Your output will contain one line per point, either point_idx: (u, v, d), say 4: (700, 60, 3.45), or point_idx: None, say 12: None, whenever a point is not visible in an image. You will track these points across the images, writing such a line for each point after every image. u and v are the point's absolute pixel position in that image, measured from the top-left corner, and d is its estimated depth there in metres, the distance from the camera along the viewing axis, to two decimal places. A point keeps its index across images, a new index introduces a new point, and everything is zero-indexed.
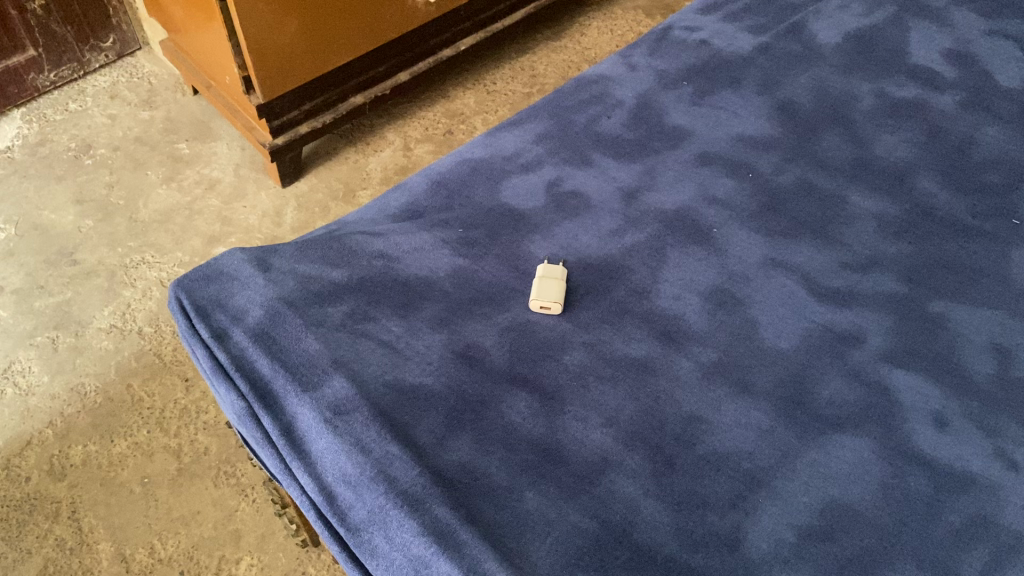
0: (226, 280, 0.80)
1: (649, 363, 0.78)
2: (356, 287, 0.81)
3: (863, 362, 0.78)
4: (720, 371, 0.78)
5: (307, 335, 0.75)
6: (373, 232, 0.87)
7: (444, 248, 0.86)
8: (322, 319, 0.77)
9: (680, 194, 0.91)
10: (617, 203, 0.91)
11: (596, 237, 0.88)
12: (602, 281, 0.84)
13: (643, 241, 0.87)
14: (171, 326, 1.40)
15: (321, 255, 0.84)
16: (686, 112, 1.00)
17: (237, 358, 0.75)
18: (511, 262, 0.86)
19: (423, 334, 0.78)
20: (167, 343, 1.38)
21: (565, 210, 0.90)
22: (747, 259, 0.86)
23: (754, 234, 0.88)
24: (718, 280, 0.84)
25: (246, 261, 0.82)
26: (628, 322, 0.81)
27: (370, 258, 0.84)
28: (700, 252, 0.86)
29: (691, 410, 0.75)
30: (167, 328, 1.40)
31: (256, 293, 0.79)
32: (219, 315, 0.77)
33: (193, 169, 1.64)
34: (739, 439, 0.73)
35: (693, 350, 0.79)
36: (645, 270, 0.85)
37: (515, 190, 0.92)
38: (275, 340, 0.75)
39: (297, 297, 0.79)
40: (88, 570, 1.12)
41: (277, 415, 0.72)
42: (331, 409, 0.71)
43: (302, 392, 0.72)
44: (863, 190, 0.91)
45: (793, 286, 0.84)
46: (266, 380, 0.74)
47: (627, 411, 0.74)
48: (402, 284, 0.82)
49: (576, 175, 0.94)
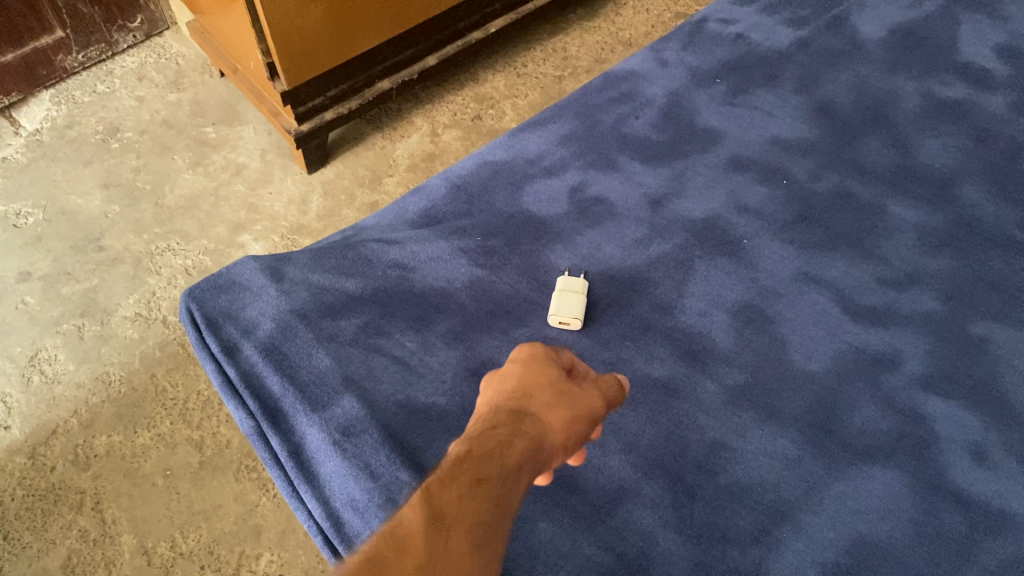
0: (237, 291, 0.79)
1: (672, 385, 0.75)
2: (369, 300, 0.79)
3: (898, 388, 0.75)
4: (746, 396, 0.75)
5: (319, 351, 0.74)
6: (388, 238, 0.84)
7: (461, 258, 0.82)
8: (334, 334, 0.76)
9: (710, 202, 0.87)
10: (642, 210, 0.86)
11: (620, 247, 0.84)
12: (624, 294, 0.81)
13: (668, 252, 0.83)
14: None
15: (334, 264, 0.81)
16: (720, 112, 0.95)
17: (247, 374, 0.73)
18: (531, 273, 0.82)
19: (437, 350, 0.76)
20: None
21: (589, 217, 0.86)
22: (779, 273, 0.82)
23: (786, 246, 0.84)
24: (747, 295, 0.80)
25: (258, 270, 0.80)
26: (650, 340, 0.78)
27: (385, 268, 0.81)
28: (729, 265, 0.82)
29: (714, 436, 0.72)
30: None
31: (268, 305, 0.77)
32: (230, 327, 0.76)
33: (219, 154, 1.63)
34: (764, 469, 0.71)
35: (719, 371, 0.76)
36: (670, 283, 0.81)
37: (538, 196, 0.88)
38: (285, 356, 0.74)
39: (310, 311, 0.77)
40: (111, 563, 1.13)
41: (285, 435, 0.70)
42: (340, 430, 0.69)
43: (311, 412, 0.70)
44: (904, 199, 0.87)
45: (826, 303, 0.80)
46: (275, 397, 0.72)
47: (647, 437, 0.72)
48: (417, 296, 0.80)
49: (601, 180, 0.89)
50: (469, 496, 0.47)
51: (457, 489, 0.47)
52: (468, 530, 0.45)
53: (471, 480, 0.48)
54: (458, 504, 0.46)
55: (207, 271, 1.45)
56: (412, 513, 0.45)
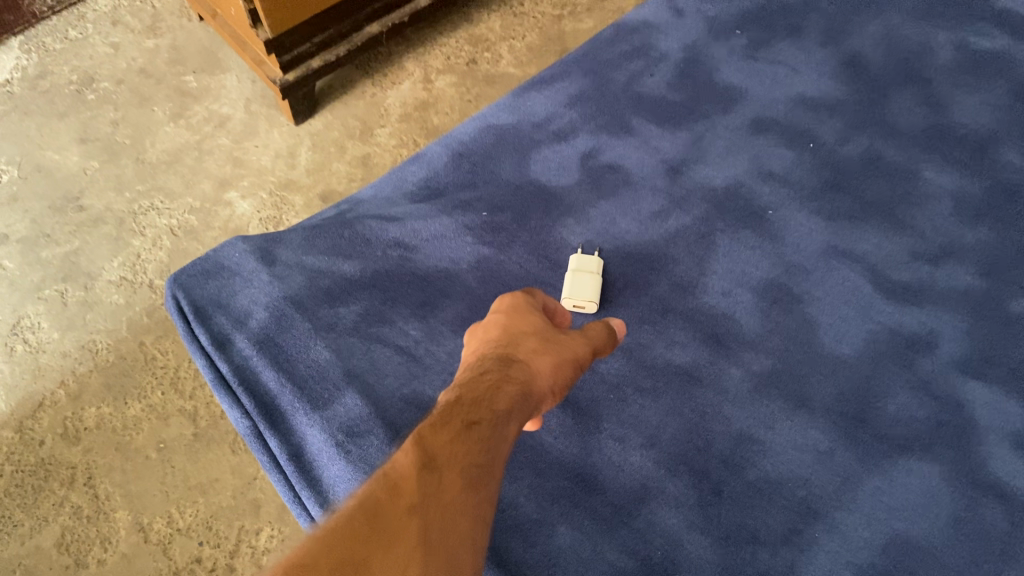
0: (226, 276, 0.73)
1: (695, 372, 0.70)
2: (369, 284, 0.73)
3: (935, 372, 0.70)
4: (773, 383, 0.70)
5: (318, 343, 0.69)
6: (387, 214, 0.78)
7: (467, 235, 0.76)
8: (333, 323, 0.70)
9: (732, 169, 0.81)
10: (659, 179, 0.81)
11: (636, 221, 0.78)
12: (641, 273, 0.75)
13: (688, 226, 0.78)
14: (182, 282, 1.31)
15: (330, 245, 0.75)
16: (740, 67, 0.88)
17: (241, 368, 0.68)
18: (542, 251, 0.76)
19: (444, 339, 0.71)
20: None
21: (602, 187, 0.80)
22: (806, 248, 0.77)
23: (814, 218, 0.78)
24: (774, 273, 0.75)
25: (248, 252, 0.74)
26: (670, 323, 0.73)
27: (385, 248, 0.75)
28: (753, 239, 0.77)
29: (741, 428, 0.68)
30: None
31: (260, 292, 0.72)
32: (219, 317, 0.70)
33: (202, 105, 1.53)
34: (794, 463, 0.67)
35: (744, 357, 0.71)
36: (690, 260, 0.76)
37: (546, 164, 0.82)
38: (281, 349, 0.68)
39: (306, 298, 0.71)
40: (106, 542, 1.08)
41: (284, 435, 0.66)
42: (344, 430, 0.64)
43: (311, 411, 0.66)
44: (939, 163, 0.81)
45: (857, 280, 0.75)
46: (272, 392, 0.67)
47: (669, 430, 0.68)
48: (420, 279, 0.74)
49: (614, 146, 0.83)
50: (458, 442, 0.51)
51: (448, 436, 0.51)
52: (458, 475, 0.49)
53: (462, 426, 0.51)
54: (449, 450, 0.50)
55: (195, 231, 1.38)
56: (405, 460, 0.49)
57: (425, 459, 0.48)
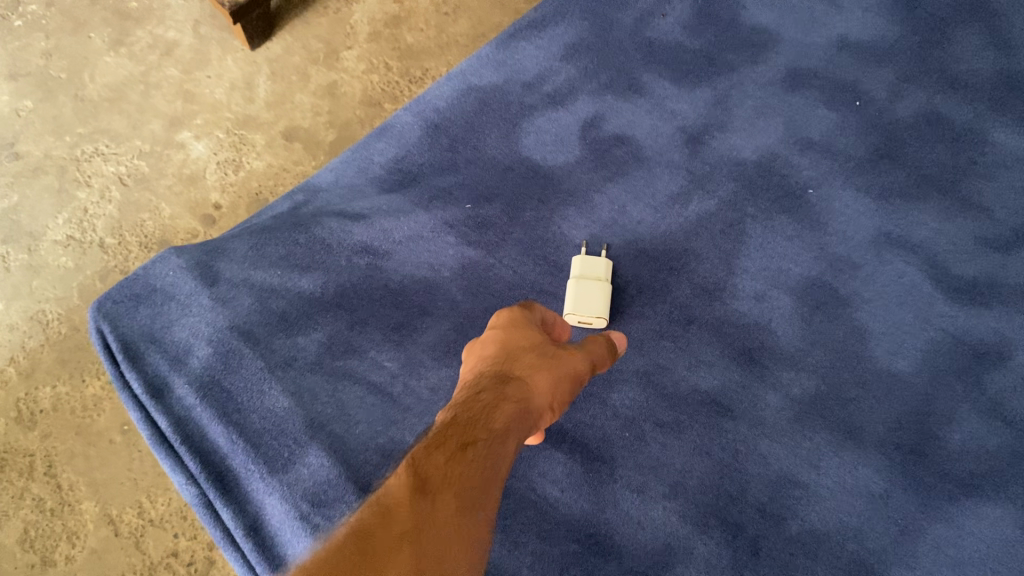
0: (160, 302, 0.60)
1: (724, 400, 0.59)
2: (332, 303, 0.61)
3: (1008, 392, 0.59)
4: (817, 410, 0.59)
5: (273, 386, 0.57)
6: (351, 210, 0.65)
7: (448, 234, 0.64)
8: (291, 358, 0.59)
9: (763, 136, 0.67)
10: (677, 152, 0.67)
11: (649, 208, 0.65)
12: (658, 275, 0.63)
13: (713, 213, 0.65)
14: (140, 236, 1.01)
15: (283, 254, 0.62)
16: (771, 3, 0.73)
17: (184, 422, 0.57)
18: (540, 251, 0.64)
19: (426, 371, 0.60)
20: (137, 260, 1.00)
21: (609, 164, 0.67)
22: (853, 236, 0.64)
23: (861, 197, 0.65)
24: (815, 270, 0.63)
25: (186, 269, 0.61)
26: (694, 338, 0.61)
27: (350, 255, 0.63)
28: (791, 226, 0.64)
29: (780, 469, 0.58)
30: (136, 240, 1.01)
31: (201, 322, 0.59)
32: (155, 357, 0.58)
33: (144, 30, 1.12)
34: (842, 509, 0.57)
35: (783, 378, 0.60)
36: (716, 256, 0.64)
37: (539, 137, 0.68)
38: (229, 394, 0.57)
39: (257, 326, 0.59)
40: (73, 537, 0.88)
41: (237, 503, 0.55)
42: (309, 499, 0.54)
43: (269, 476, 0.55)
44: (1010, 119, 0.67)
45: (913, 275, 0.63)
46: (222, 450, 0.56)
47: (696, 475, 0.57)
48: (394, 294, 0.62)
49: (621, 110, 0.69)
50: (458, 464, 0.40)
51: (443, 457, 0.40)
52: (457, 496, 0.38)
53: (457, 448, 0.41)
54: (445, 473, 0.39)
55: (147, 178, 1.04)
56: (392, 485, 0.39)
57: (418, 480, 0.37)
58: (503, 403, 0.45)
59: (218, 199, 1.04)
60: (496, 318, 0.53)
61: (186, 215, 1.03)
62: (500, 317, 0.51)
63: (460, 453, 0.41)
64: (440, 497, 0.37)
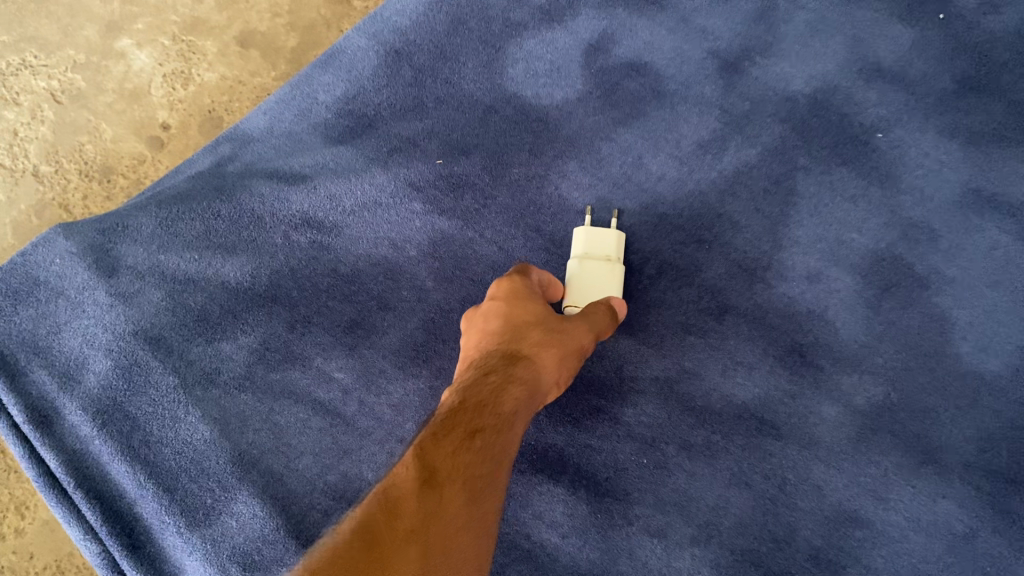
0: (45, 299, 0.47)
1: (767, 414, 0.47)
2: (265, 296, 0.48)
3: None
4: (886, 426, 0.46)
5: (189, 411, 0.45)
6: (288, 170, 0.51)
7: (414, 200, 0.50)
8: (212, 372, 0.46)
9: (819, 61, 0.52)
10: (709, 84, 0.52)
11: (672, 160, 0.51)
12: (684, 249, 0.49)
13: (754, 165, 0.50)
14: (80, 165, 0.74)
15: (201, 232, 0.49)
16: None
17: (79, 459, 0.44)
18: (533, 219, 0.50)
19: (388, 382, 0.47)
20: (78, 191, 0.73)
21: (619, 102, 0.52)
22: (934, 194, 0.50)
23: (944, 142, 0.50)
24: (884, 241, 0.49)
25: (77, 255, 0.47)
26: (730, 333, 0.48)
27: (289, 230, 0.49)
28: (853, 182, 0.50)
29: (838, 503, 0.45)
30: (76, 165, 0.73)
31: (97, 326, 0.46)
32: (38, 372, 0.45)
33: None
34: (917, 554, 0.45)
35: (843, 384, 0.47)
36: (760, 223, 0.50)
37: (530, 66, 0.53)
38: (134, 422, 0.45)
39: (168, 330, 0.46)
40: (23, 508, 0.64)
41: (151, 564, 0.43)
42: (241, 562, 0.42)
43: (187, 530, 0.43)
44: None
45: (1011, 245, 0.48)
46: (129, 495, 0.44)
47: (731, 513, 0.45)
48: (345, 281, 0.49)
49: (635, 28, 0.53)
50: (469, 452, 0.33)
51: (448, 449, 0.33)
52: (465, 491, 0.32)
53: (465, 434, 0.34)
54: (451, 466, 0.32)
55: (84, 95, 0.75)
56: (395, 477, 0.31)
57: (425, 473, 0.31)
58: (512, 384, 0.37)
59: (166, 119, 0.75)
60: (494, 284, 0.43)
61: (130, 139, 0.75)
62: (502, 284, 0.42)
63: (466, 442, 0.33)
64: (449, 490, 0.31)
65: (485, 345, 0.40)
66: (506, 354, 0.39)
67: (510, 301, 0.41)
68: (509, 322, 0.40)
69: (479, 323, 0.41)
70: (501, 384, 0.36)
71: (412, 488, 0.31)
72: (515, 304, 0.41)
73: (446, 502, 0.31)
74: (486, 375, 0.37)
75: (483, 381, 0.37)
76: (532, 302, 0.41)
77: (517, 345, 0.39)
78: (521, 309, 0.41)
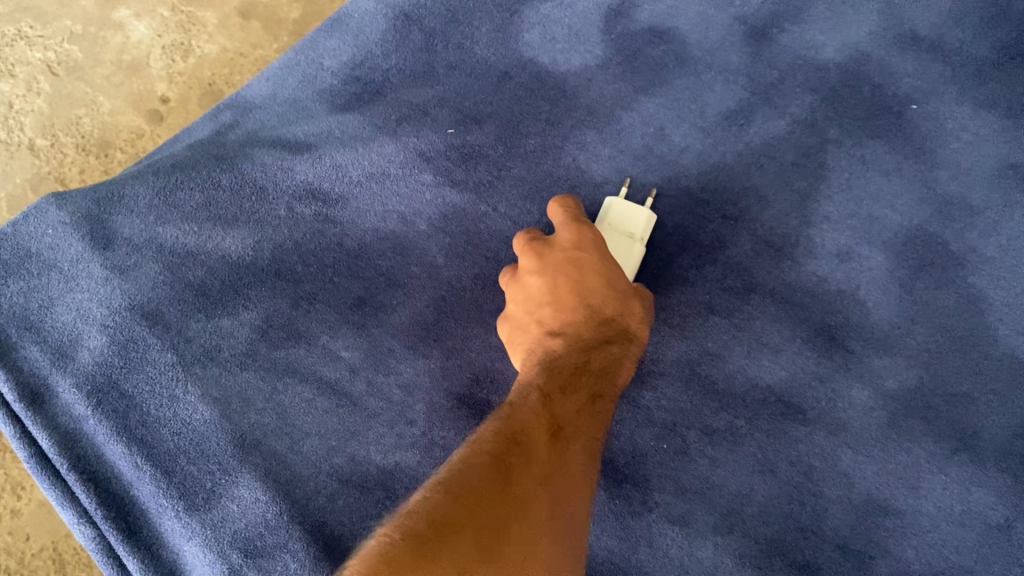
0: (36, 272, 0.44)
1: (794, 398, 0.45)
2: (269, 270, 0.46)
3: None
4: (919, 411, 0.44)
5: (188, 391, 0.43)
6: (293, 139, 0.48)
7: (425, 170, 0.48)
8: (212, 350, 0.44)
9: (851, 28, 0.50)
10: (735, 52, 0.50)
11: (696, 131, 0.49)
12: (708, 224, 0.47)
13: (782, 137, 0.48)
14: (77, 138, 0.71)
15: (201, 202, 0.46)
16: None
17: (72, 439, 0.42)
18: (549, 190, 0.48)
19: (397, 361, 0.45)
20: (76, 164, 0.71)
21: (640, 70, 0.50)
22: (971, 168, 0.47)
23: (982, 114, 0.48)
24: (919, 217, 0.47)
25: (70, 226, 0.45)
26: (756, 313, 0.46)
27: (294, 201, 0.47)
28: (886, 156, 0.48)
29: (867, 491, 0.43)
30: (73, 139, 0.71)
31: (91, 300, 0.44)
32: (29, 348, 0.43)
33: None
34: (949, 545, 0.43)
35: (875, 367, 0.45)
36: (788, 198, 0.47)
37: (547, 32, 0.51)
38: (130, 402, 0.42)
39: (167, 305, 0.44)
40: (19, 488, 0.63)
41: (149, 549, 0.41)
42: (243, 548, 0.40)
43: (186, 515, 0.41)
44: None
45: None
46: (125, 478, 0.42)
47: (755, 501, 0.43)
48: (352, 257, 0.46)
49: None
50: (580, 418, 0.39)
51: (569, 407, 0.38)
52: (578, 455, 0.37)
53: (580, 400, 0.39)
54: (570, 425, 0.38)
55: (81, 67, 0.72)
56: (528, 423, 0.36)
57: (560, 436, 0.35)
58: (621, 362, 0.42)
59: (165, 91, 0.73)
60: (579, 227, 0.42)
61: (129, 112, 0.72)
62: (591, 237, 0.42)
63: (584, 406, 0.39)
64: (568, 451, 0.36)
65: (592, 302, 0.41)
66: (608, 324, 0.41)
67: (610, 261, 0.41)
68: (610, 283, 0.41)
69: (572, 273, 0.41)
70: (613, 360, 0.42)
71: (543, 437, 0.35)
72: (614, 266, 0.41)
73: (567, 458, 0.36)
74: (607, 343, 0.41)
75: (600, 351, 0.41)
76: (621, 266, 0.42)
77: (625, 321, 0.42)
78: (622, 276, 0.41)
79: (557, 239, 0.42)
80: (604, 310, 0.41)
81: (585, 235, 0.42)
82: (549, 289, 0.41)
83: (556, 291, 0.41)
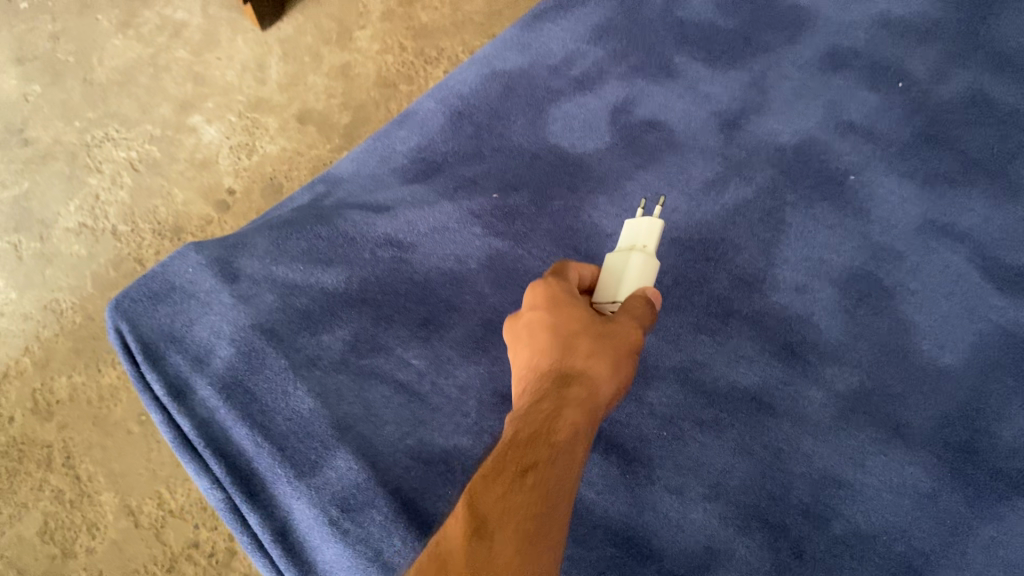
0: (180, 300, 0.58)
1: (766, 397, 0.57)
2: (357, 299, 0.59)
3: None
4: (863, 406, 0.57)
5: (297, 386, 0.55)
6: (372, 204, 0.63)
7: (474, 225, 0.62)
8: (315, 357, 0.57)
9: (802, 119, 0.65)
10: (712, 137, 0.65)
11: (684, 195, 0.63)
12: (695, 265, 0.61)
13: (751, 199, 0.62)
14: (153, 223, 0.92)
15: (305, 248, 0.61)
16: None
17: (206, 424, 0.54)
18: (570, 240, 0.62)
19: (454, 368, 0.58)
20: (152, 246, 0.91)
21: (640, 149, 0.65)
22: (898, 223, 0.61)
23: (905, 183, 0.62)
24: (859, 260, 0.61)
25: (206, 266, 0.59)
26: (735, 333, 0.59)
27: (375, 248, 0.61)
28: (832, 214, 0.62)
29: (824, 467, 0.55)
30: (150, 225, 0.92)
31: (222, 319, 0.57)
32: (173, 356, 0.56)
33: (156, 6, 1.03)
34: (891, 509, 0.54)
35: (827, 373, 0.58)
36: (755, 245, 0.61)
37: (567, 123, 0.66)
38: (253, 395, 0.55)
39: (280, 324, 0.57)
40: (94, 528, 0.81)
41: (265, 508, 0.53)
42: (338, 504, 0.52)
43: (296, 479, 0.52)
44: None
45: (960, 264, 0.60)
46: (247, 453, 0.54)
47: (737, 475, 0.55)
48: (419, 288, 0.60)
49: (653, 93, 0.67)
50: (518, 496, 0.37)
51: (498, 490, 0.37)
52: (515, 534, 0.35)
53: (518, 475, 0.37)
54: (501, 509, 0.36)
55: (160, 164, 0.95)
56: (452, 531, 0.36)
57: (470, 524, 0.35)
58: (566, 410, 0.40)
59: (231, 184, 0.94)
60: (533, 288, 0.47)
61: (199, 202, 0.93)
62: (538, 292, 0.46)
63: (516, 480, 0.37)
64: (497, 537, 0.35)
65: (537, 362, 0.43)
66: (558, 379, 0.42)
67: (553, 313, 0.44)
68: (553, 332, 0.44)
69: (526, 339, 0.45)
70: (556, 412, 0.40)
71: (461, 539, 0.35)
72: (559, 313, 0.45)
73: (495, 549, 0.35)
74: (539, 402, 0.41)
75: (536, 411, 0.40)
76: (578, 309, 0.45)
77: (568, 362, 0.43)
78: (566, 322, 0.44)
79: (523, 309, 0.47)
80: (546, 365, 0.43)
81: (535, 296, 0.46)
82: (518, 361, 0.45)
83: (519, 372, 0.45)
